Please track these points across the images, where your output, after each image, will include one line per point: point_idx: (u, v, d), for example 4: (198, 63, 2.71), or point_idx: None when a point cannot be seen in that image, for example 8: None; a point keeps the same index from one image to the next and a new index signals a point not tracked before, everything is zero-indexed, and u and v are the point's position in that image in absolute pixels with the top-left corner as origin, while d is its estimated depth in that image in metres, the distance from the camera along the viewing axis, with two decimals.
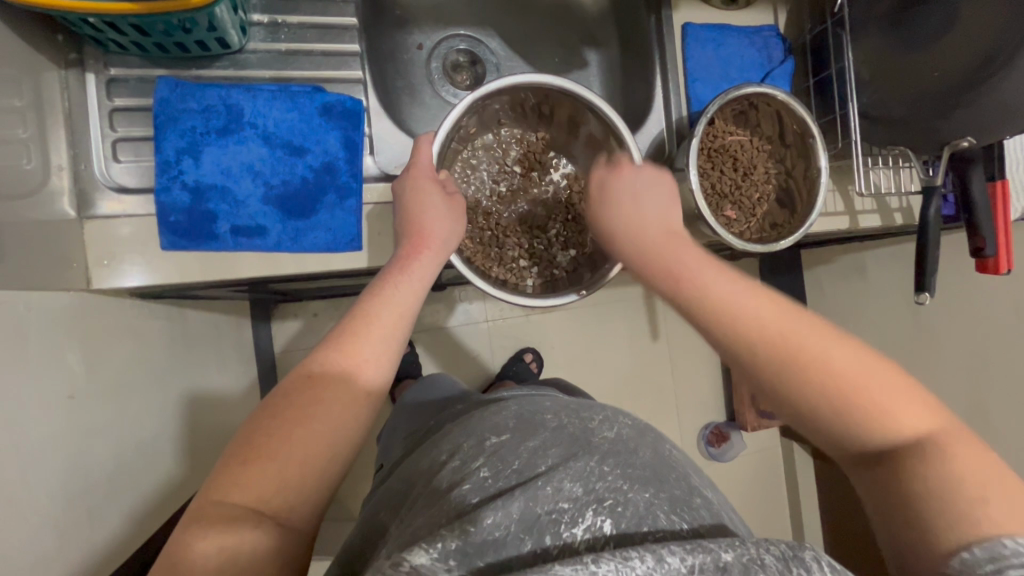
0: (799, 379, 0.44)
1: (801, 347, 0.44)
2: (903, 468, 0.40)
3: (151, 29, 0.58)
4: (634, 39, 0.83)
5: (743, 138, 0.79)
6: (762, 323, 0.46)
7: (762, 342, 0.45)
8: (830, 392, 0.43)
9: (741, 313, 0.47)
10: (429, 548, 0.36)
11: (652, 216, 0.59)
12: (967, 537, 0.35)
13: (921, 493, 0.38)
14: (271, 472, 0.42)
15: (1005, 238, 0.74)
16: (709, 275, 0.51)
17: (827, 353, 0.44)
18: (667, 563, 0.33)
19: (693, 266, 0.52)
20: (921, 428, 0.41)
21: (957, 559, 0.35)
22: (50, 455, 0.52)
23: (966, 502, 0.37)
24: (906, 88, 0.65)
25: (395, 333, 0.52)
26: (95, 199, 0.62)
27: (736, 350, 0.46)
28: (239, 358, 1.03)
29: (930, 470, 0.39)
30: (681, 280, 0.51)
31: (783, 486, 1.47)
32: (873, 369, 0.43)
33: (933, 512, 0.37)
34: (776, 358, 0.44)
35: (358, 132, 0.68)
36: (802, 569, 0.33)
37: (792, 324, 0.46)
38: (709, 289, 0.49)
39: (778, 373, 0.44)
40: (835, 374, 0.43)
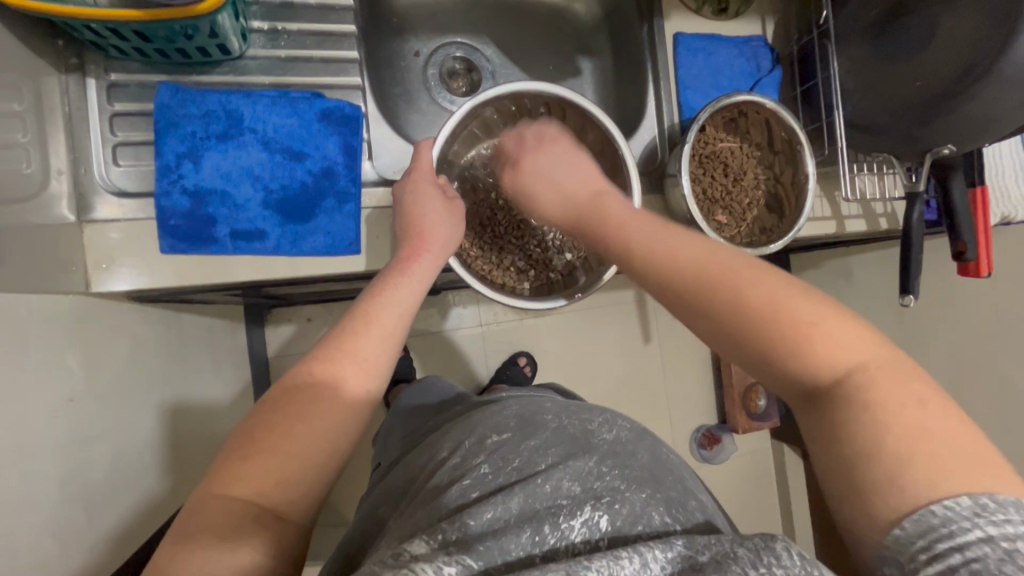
0: (729, 319, 0.45)
1: (727, 286, 0.46)
2: (832, 410, 0.40)
3: (152, 35, 0.59)
4: (627, 47, 0.85)
5: (734, 145, 0.81)
6: (684, 266, 0.48)
7: (685, 282, 0.48)
8: (749, 322, 0.44)
9: (667, 256, 0.50)
10: (429, 539, 0.38)
11: (574, 183, 0.63)
12: (899, 505, 0.35)
13: (855, 441, 0.38)
14: (274, 465, 0.43)
15: (985, 242, 0.77)
16: (638, 228, 0.54)
17: (747, 287, 0.45)
18: (650, 568, 0.34)
19: (622, 222, 0.56)
20: (848, 361, 0.41)
21: (892, 531, 0.34)
22: (50, 455, 0.52)
23: (899, 457, 0.36)
24: (889, 97, 0.67)
25: (395, 332, 0.53)
26: (93, 203, 0.63)
27: (667, 292, 0.49)
28: (233, 363, 1.03)
29: (855, 418, 0.38)
30: (614, 236, 0.56)
31: (773, 487, 1.49)
32: (799, 303, 0.44)
33: (865, 472, 0.37)
34: (708, 295, 0.46)
35: (356, 138, 0.69)
36: (772, 558, 0.33)
37: (712, 265, 0.48)
38: (635, 243, 0.53)
39: (711, 315, 0.46)
40: (760, 307, 0.44)
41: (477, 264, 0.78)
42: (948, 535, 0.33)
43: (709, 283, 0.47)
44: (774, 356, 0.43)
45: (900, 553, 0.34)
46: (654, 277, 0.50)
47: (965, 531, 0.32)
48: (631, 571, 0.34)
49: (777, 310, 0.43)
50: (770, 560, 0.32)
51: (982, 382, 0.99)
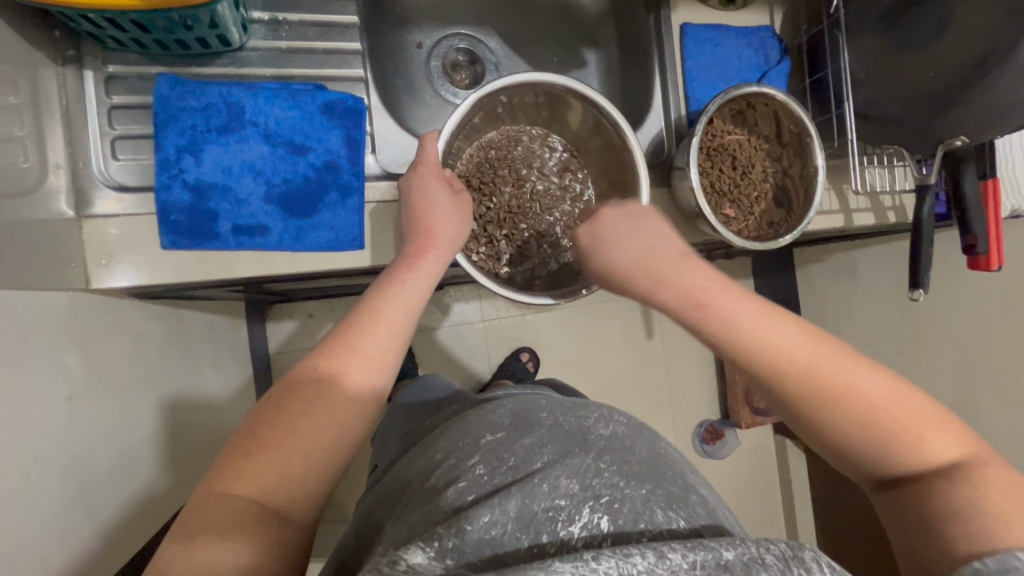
0: (834, 418, 0.45)
1: (839, 379, 0.45)
2: (931, 496, 0.41)
3: (151, 25, 0.58)
4: (633, 38, 0.84)
5: (741, 137, 0.80)
6: (794, 359, 0.47)
7: (788, 365, 0.47)
8: (865, 422, 0.44)
9: (777, 349, 0.47)
10: (426, 546, 0.36)
11: (653, 246, 0.58)
12: (980, 549, 0.37)
13: (951, 514, 0.40)
14: (277, 463, 0.42)
15: (996, 235, 0.76)
16: (729, 303, 0.50)
17: (858, 381, 0.45)
18: (668, 559, 0.33)
19: (716, 292, 0.52)
20: (951, 451, 0.43)
21: (970, 567, 0.37)
22: (52, 455, 0.52)
23: (991, 521, 0.38)
24: (899, 89, 0.66)
25: (402, 328, 0.52)
26: (92, 198, 0.62)
27: (764, 374, 0.48)
28: (235, 359, 1.02)
29: (956, 495, 0.40)
30: (706, 313, 0.51)
31: (776, 482, 1.49)
32: (904, 396, 0.45)
33: (956, 529, 0.39)
34: (814, 393, 0.46)
35: (359, 131, 0.68)
36: (802, 569, 0.33)
37: (812, 348, 0.47)
38: (735, 320, 0.49)
39: (816, 413, 0.45)
40: (870, 406, 0.44)
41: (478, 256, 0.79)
42: None
43: (819, 381, 0.46)
44: (884, 453, 0.44)
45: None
46: (756, 370, 0.48)
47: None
48: (644, 568, 0.32)
49: (888, 407, 0.44)
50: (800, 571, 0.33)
51: (988, 378, 0.98)
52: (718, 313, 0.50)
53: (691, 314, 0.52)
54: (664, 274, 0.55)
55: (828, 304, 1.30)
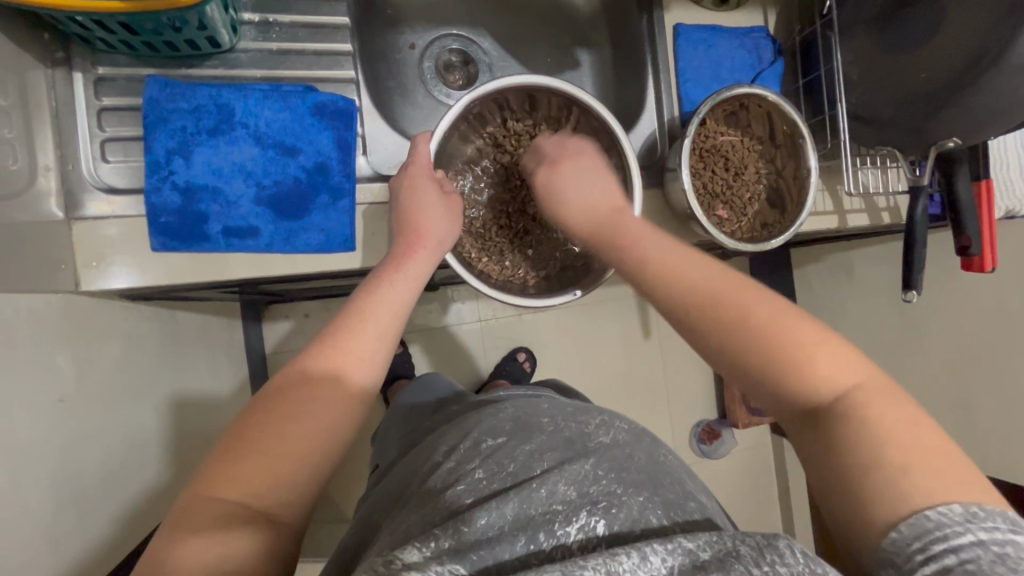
0: (736, 339, 0.46)
1: (737, 307, 0.47)
2: (828, 429, 0.41)
3: (140, 27, 0.58)
4: (626, 38, 0.84)
5: (735, 138, 0.80)
6: (689, 286, 0.50)
7: (687, 300, 0.50)
8: (755, 342, 0.45)
9: (676, 279, 0.51)
10: (422, 546, 0.36)
11: (594, 196, 0.64)
12: (894, 515, 0.36)
13: (858, 464, 0.38)
14: (266, 467, 0.42)
15: (989, 236, 0.76)
16: (650, 246, 0.55)
17: (752, 308, 0.47)
18: (650, 561, 0.33)
19: (640, 239, 0.57)
20: (842, 381, 0.43)
21: (888, 539, 0.36)
22: (44, 455, 0.52)
23: (895, 466, 0.37)
24: (892, 90, 0.66)
25: (390, 331, 0.52)
26: (83, 200, 0.61)
27: (674, 310, 0.50)
28: (231, 360, 1.02)
29: (854, 434, 0.40)
30: (630, 251, 0.57)
31: (773, 482, 1.49)
32: (795, 325, 0.46)
33: (865, 482, 0.38)
34: (706, 315, 0.48)
35: (350, 132, 0.68)
36: (774, 556, 0.33)
37: (715, 284, 0.50)
38: (651, 259, 0.54)
39: (711, 332, 0.48)
40: (764, 329, 0.46)
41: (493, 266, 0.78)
42: (943, 537, 0.34)
43: (712, 307, 0.48)
44: (775, 375, 0.44)
45: (896, 555, 0.35)
46: (660, 294, 0.52)
47: (958, 534, 0.34)
48: (628, 567, 0.33)
49: (781, 331, 0.45)
50: (773, 557, 0.32)
51: (984, 378, 0.98)
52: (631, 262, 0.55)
53: (620, 249, 0.58)
54: (596, 223, 0.62)
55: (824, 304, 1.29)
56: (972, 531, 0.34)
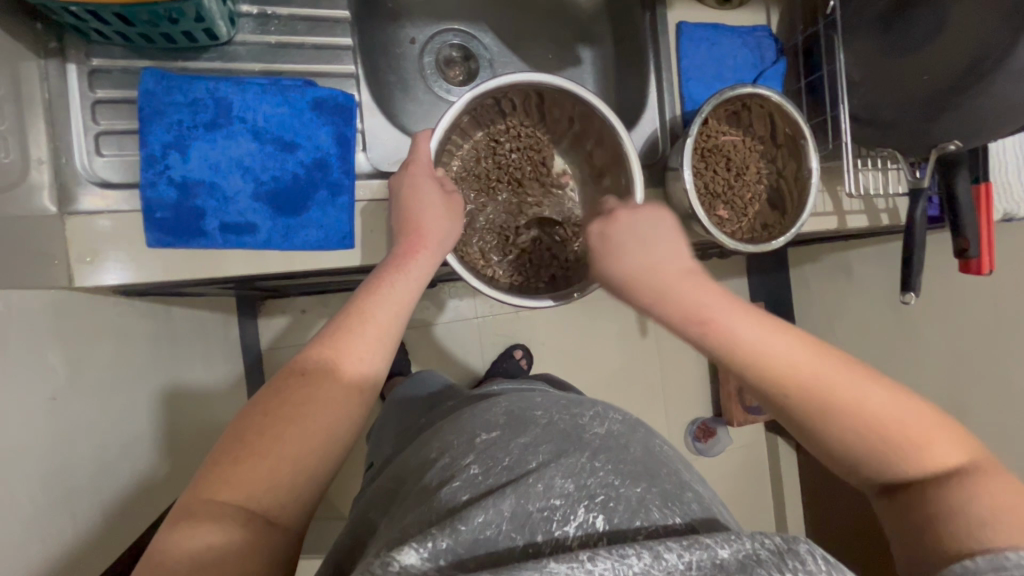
0: (837, 428, 0.45)
1: (848, 397, 0.45)
2: (925, 496, 0.42)
3: (135, 18, 0.56)
4: (628, 35, 0.83)
5: (736, 138, 0.79)
6: (801, 375, 0.47)
7: (795, 386, 0.47)
8: (864, 433, 0.45)
9: (783, 369, 0.47)
10: (419, 546, 0.35)
11: (664, 259, 0.57)
12: (969, 547, 0.38)
13: (950, 515, 0.40)
14: (264, 468, 0.42)
15: (988, 238, 0.76)
16: (734, 320, 0.50)
17: (861, 394, 0.45)
18: (664, 560, 0.33)
19: (715, 305, 0.52)
20: (952, 459, 0.43)
21: (959, 564, 0.37)
22: (35, 452, 0.51)
23: (986, 522, 0.38)
24: (894, 92, 0.66)
25: (389, 331, 0.51)
26: (77, 194, 0.60)
27: (770, 393, 0.48)
28: (226, 356, 1.01)
29: (955, 500, 0.41)
30: (708, 328, 0.51)
31: (768, 480, 1.49)
32: (912, 412, 0.45)
33: (950, 531, 0.39)
34: (818, 409, 0.46)
35: (349, 128, 0.67)
36: (796, 561, 0.33)
37: (822, 368, 0.47)
38: (739, 338, 0.49)
39: (822, 421, 0.46)
40: (876, 419, 0.45)
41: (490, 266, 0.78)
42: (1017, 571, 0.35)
43: (824, 397, 0.46)
44: (880, 456, 0.44)
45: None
46: (753, 379, 0.48)
47: None
48: (641, 569, 0.32)
49: (891, 418, 0.45)
50: (795, 563, 0.32)
51: (978, 379, 0.99)
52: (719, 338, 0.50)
53: (694, 330, 0.51)
54: (666, 287, 0.54)
55: (821, 304, 1.30)
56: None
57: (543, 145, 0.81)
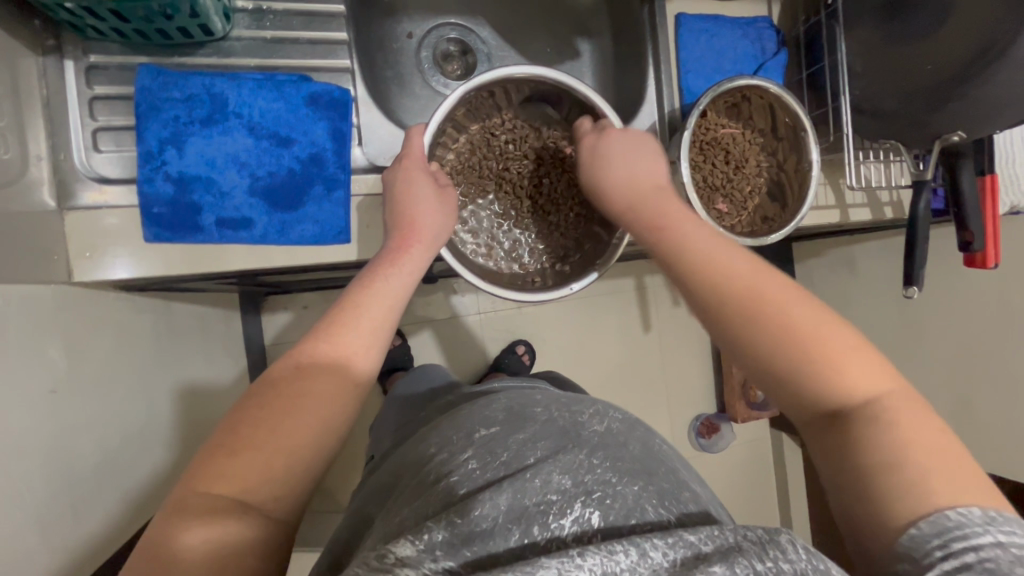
0: (750, 329, 0.46)
1: (771, 307, 0.46)
2: (849, 430, 0.41)
3: (130, 14, 0.57)
4: (627, 27, 0.82)
5: (735, 131, 0.78)
6: (732, 275, 0.49)
7: (725, 290, 0.48)
8: (782, 343, 0.45)
9: (722, 268, 0.50)
10: (415, 539, 0.36)
11: (640, 171, 0.61)
12: (913, 513, 0.36)
13: (881, 466, 0.38)
14: (260, 461, 0.42)
15: (993, 231, 0.74)
16: (686, 232, 0.54)
17: (785, 304, 0.46)
18: (649, 558, 0.33)
19: (676, 219, 0.55)
20: (874, 390, 0.42)
21: (907, 535, 0.36)
22: (36, 445, 0.52)
23: (916, 473, 0.37)
24: (897, 82, 0.65)
25: (384, 325, 0.52)
26: (76, 190, 0.61)
27: (704, 295, 0.49)
28: (229, 350, 1.02)
29: (873, 434, 0.40)
30: (661, 236, 0.55)
31: (772, 476, 1.49)
32: (834, 333, 0.44)
33: (883, 484, 0.38)
34: (738, 312, 0.47)
35: (345, 123, 0.67)
36: (778, 551, 0.33)
37: (757, 279, 0.48)
38: (691, 243, 0.52)
39: (749, 325, 0.46)
40: (790, 329, 0.45)
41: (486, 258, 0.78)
42: (963, 536, 0.34)
43: (747, 298, 0.47)
44: (807, 376, 0.43)
45: (915, 549, 0.35)
46: (685, 277, 0.51)
47: (978, 534, 0.34)
48: (627, 566, 0.32)
49: (816, 334, 0.44)
50: (775, 552, 0.32)
51: (984, 374, 0.97)
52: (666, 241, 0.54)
53: (649, 236, 0.56)
54: (638, 198, 0.59)
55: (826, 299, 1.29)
56: (993, 532, 0.34)
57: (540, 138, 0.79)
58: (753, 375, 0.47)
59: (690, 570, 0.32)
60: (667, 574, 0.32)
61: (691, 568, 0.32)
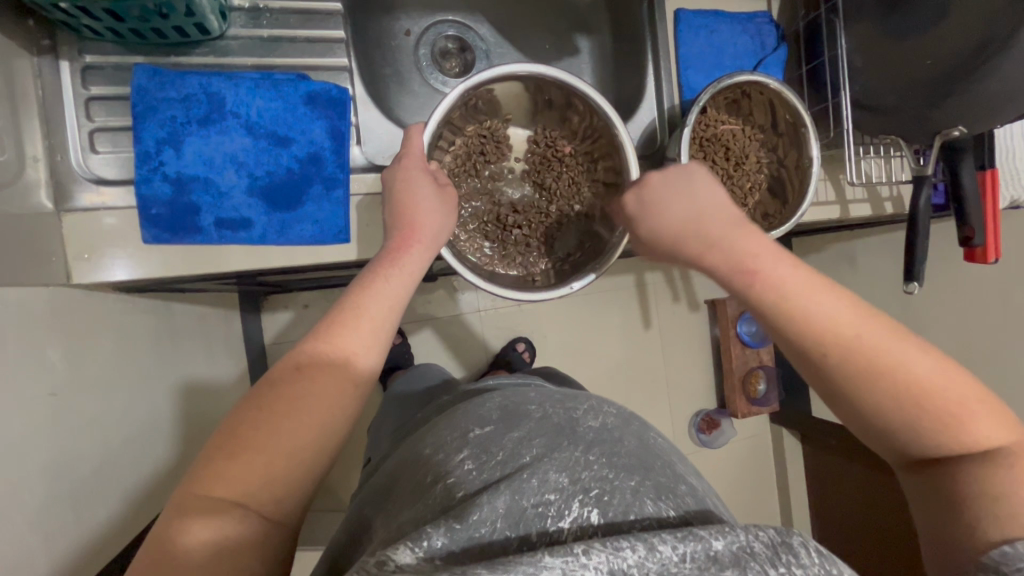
0: (869, 390, 0.42)
1: (892, 363, 0.42)
2: (953, 475, 0.41)
3: (125, 14, 0.56)
4: (626, 23, 0.82)
5: (735, 127, 0.78)
6: (849, 331, 0.43)
7: (841, 349, 0.43)
8: (906, 403, 0.42)
9: (836, 325, 0.44)
10: (415, 545, 0.36)
11: (713, 204, 0.50)
12: (1007, 534, 0.37)
13: (981, 496, 0.39)
14: (259, 464, 0.42)
15: (994, 225, 0.74)
16: (789, 276, 0.46)
17: (905, 359, 0.42)
18: (658, 552, 0.32)
19: (765, 257, 0.47)
20: (995, 438, 0.41)
21: (998, 551, 0.37)
22: (37, 448, 0.52)
23: (1018, 504, 0.38)
24: (897, 77, 0.65)
25: (383, 325, 0.51)
26: (74, 192, 0.61)
27: (812, 350, 0.44)
28: (229, 350, 1.02)
29: (986, 484, 0.39)
30: (757, 279, 0.46)
31: (773, 471, 1.49)
32: (953, 381, 0.42)
33: (980, 514, 0.39)
34: (860, 373, 0.42)
35: (343, 122, 0.67)
36: (791, 556, 0.32)
37: (870, 331, 0.43)
38: (789, 290, 0.45)
39: (868, 390, 0.42)
40: (917, 387, 0.42)
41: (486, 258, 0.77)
42: None
43: (868, 358, 0.42)
44: (926, 436, 0.41)
45: (1003, 564, 0.36)
46: (793, 335, 0.44)
47: None
48: (634, 562, 0.32)
49: (939, 391, 0.42)
50: (789, 558, 0.32)
51: (984, 369, 0.97)
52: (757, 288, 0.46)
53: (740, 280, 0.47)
54: (717, 237, 0.49)
55: None
56: None
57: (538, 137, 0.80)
58: (860, 428, 0.44)
59: (701, 567, 0.32)
60: (676, 567, 0.32)
61: (703, 566, 0.32)
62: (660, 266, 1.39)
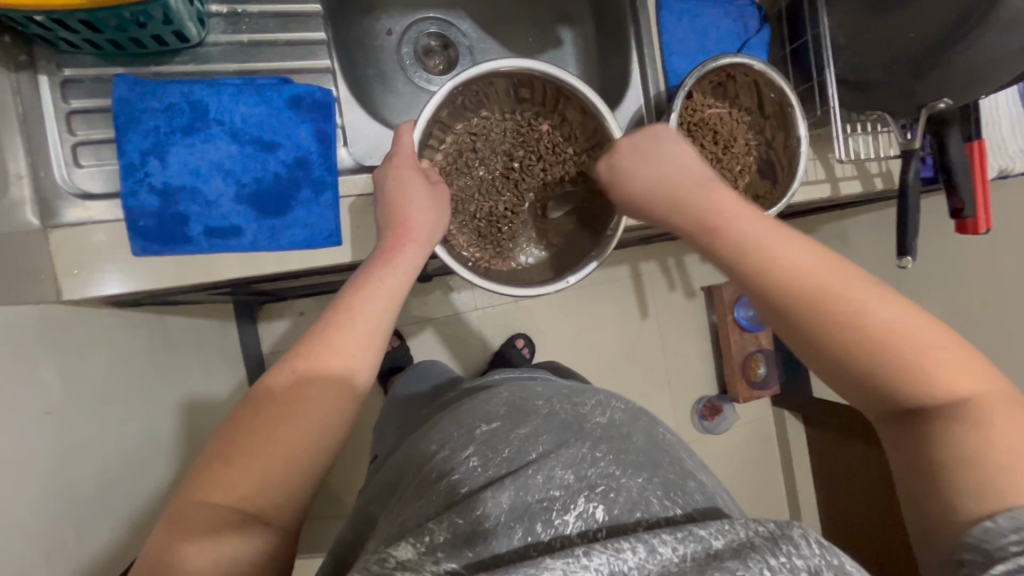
0: (832, 334, 0.45)
1: (849, 306, 0.45)
2: (933, 431, 0.41)
3: (103, 25, 0.56)
4: (608, 12, 0.82)
5: (722, 111, 0.77)
6: (803, 278, 0.48)
7: (796, 294, 0.47)
8: (865, 346, 0.44)
9: (787, 268, 0.49)
10: (415, 542, 0.36)
11: (678, 161, 0.58)
12: (991, 507, 0.36)
13: (960, 462, 0.38)
14: (257, 470, 0.42)
15: (982, 196, 0.75)
16: (751, 230, 0.51)
17: (864, 309, 0.45)
18: (659, 554, 0.32)
19: (734, 214, 0.53)
20: (964, 389, 0.42)
21: (981, 527, 0.36)
22: (35, 469, 0.51)
23: (1004, 471, 0.37)
24: (879, 52, 0.65)
25: (378, 322, 0.51)
26: (59, 208, 0.60)
27: (772, 293, 0.49)
28: (226, 360, 1.01)
29: (948, 445, 0.40)
30: (717, 232, 0.53)
31: (777, 454, 1.49)
32: (916, 326, 0.44)
33: (953, 483, 0.38)
34: (820, 316, 0.46)
35: (329, 124, 0.67)
36: (790, 546, 0.32)
37: (828, 276, 0.47)
38: (745, 234, 0.51)
39: (832, 331, 0.45)
40: (875, 329, 0.44)
41: (479, 253, 0.77)
42: None
43: (824, 299, 0.46)
44: (882, 383, 0.44)
45: (987, 542, 0.35)
46: (752, 281, 0.50)
47: None
48: (635, 564, 0.31)
49: (899, 334, 0.44)
50: (790, 547, 0.32)
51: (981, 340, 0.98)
52: (726, 237, 0.52)
53: (705, 228, 0.54)
54: (673, 195, 0.57)
55: None
56: None
57: (529, 129, 0.79)
58: (829, 376, 0.47)
59: (702, 565, 0.32)
60: (676, 567, 0.32)
61: (704, 564, 0.32)
62: (654, 255, 1.39)
